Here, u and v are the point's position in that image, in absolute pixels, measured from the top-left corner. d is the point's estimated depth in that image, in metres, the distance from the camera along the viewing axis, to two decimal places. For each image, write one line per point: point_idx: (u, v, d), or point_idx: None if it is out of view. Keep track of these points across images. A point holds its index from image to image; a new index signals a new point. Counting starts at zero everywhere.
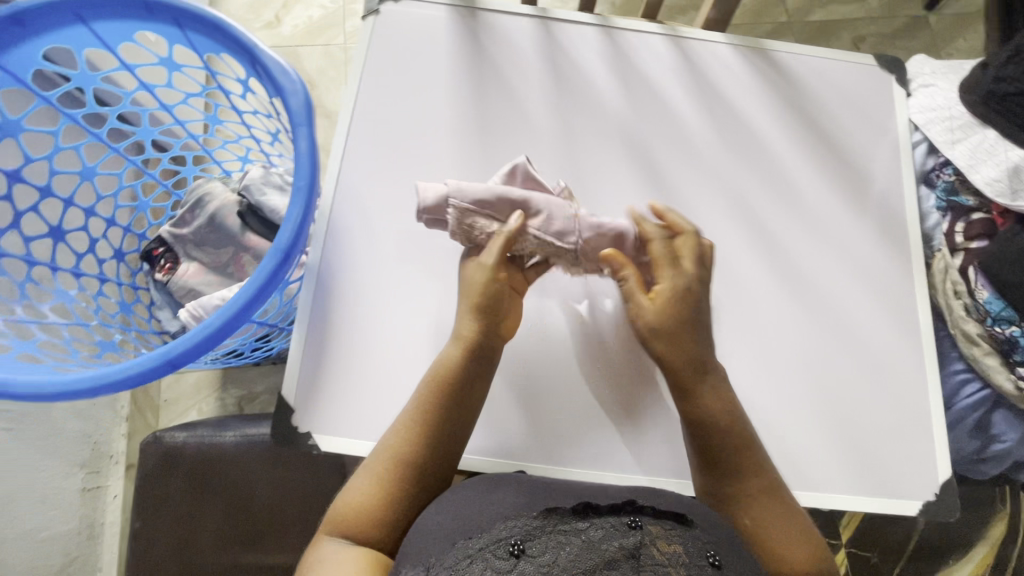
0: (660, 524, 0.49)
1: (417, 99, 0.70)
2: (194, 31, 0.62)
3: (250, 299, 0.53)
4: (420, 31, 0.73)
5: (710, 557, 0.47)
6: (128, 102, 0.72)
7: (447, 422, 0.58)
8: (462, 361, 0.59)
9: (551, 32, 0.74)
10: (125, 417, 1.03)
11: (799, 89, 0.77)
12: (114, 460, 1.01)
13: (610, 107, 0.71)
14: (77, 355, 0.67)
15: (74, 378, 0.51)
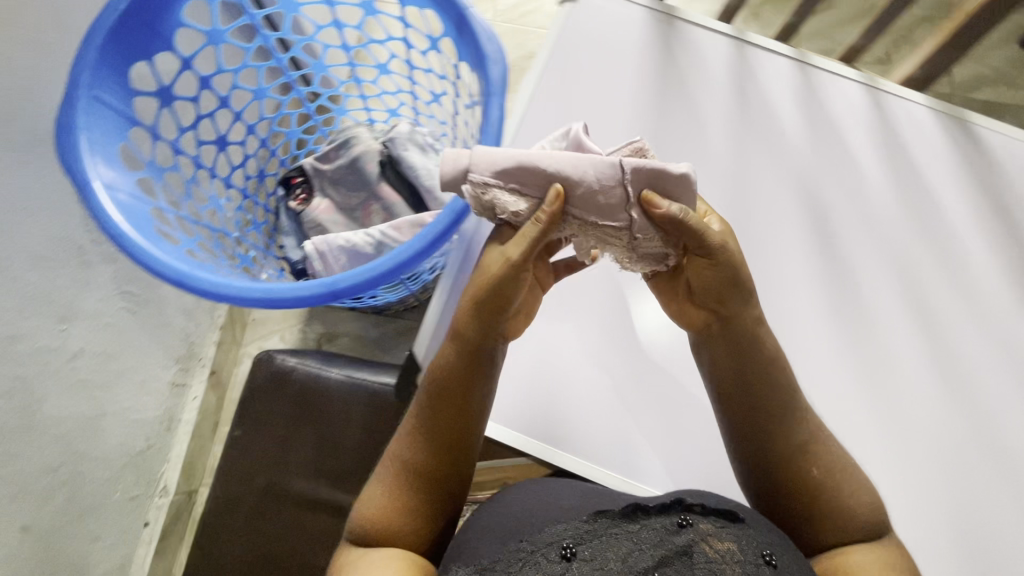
0: (710, 523, 0.47)
1: (598, 93, 0.69)
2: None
3: (417, 253, 0.54)
4: (614, 26, 0.72)
5: (764, 556, 0.44)
6: (319, 35, 0.74)
7: (451, 424, 0.51)
8: (462, 354, 0.51)
9: (744, 55, 0.72)
10: (219, 326, 1.07)
11: (997, 170, 0.71)
12: (201, 364, 1.05)
13: (791, 145, 0.69)
14: (223, 262, 0.70)
15: (247, 286, 0.53)
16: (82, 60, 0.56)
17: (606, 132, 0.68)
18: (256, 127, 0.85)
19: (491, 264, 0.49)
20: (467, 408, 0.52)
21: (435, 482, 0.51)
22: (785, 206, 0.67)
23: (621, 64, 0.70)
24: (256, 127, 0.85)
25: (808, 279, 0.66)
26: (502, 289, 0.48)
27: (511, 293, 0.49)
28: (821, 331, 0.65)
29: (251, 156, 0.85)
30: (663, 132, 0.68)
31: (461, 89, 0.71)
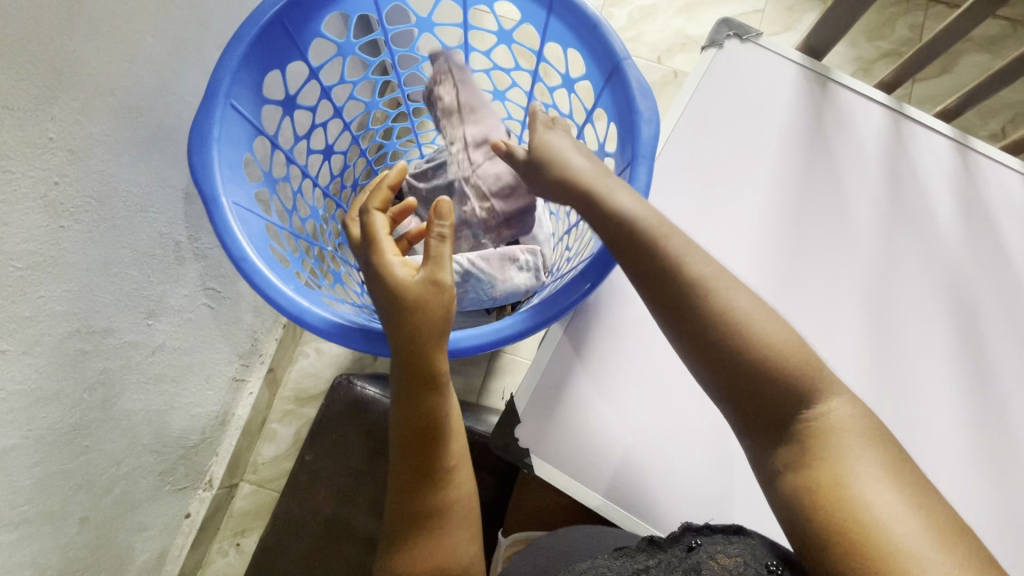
0: (720, 542, 0.45)
1: (738, 154, 0.65)
2: (565, 16, 0.59)
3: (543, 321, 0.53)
4: (762, 84, 0.67)
5: (768, 564, 0.41)
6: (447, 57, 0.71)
7: (423, 462, 0.48)
8: (407, 383, 0.48)
9: (900, 130, 0.66)
10: (283, 324, 1.05)
11: None
12: (261, 360, 1.03)
13: (943, 240, 0.63)
14: (322, 283, 0.68)
15: (370, 334, 0.53)
16: (223, 65, 0.54)
17: (744, 197, 0.63)
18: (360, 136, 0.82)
19: (395, 273, 0.49)
20: (427, 422, 0.48)
21: (433, 525, 0.48)
22: (933, 305, 0.61)
23: (767, 125, 0.65)
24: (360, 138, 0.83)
25: (954, 390, 0.60)
26: (424, 313, 0.47)
27: (429, 309, 0.47)
28: (963, 450, 0.58)
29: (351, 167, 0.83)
30: (804, 205, 0.63)
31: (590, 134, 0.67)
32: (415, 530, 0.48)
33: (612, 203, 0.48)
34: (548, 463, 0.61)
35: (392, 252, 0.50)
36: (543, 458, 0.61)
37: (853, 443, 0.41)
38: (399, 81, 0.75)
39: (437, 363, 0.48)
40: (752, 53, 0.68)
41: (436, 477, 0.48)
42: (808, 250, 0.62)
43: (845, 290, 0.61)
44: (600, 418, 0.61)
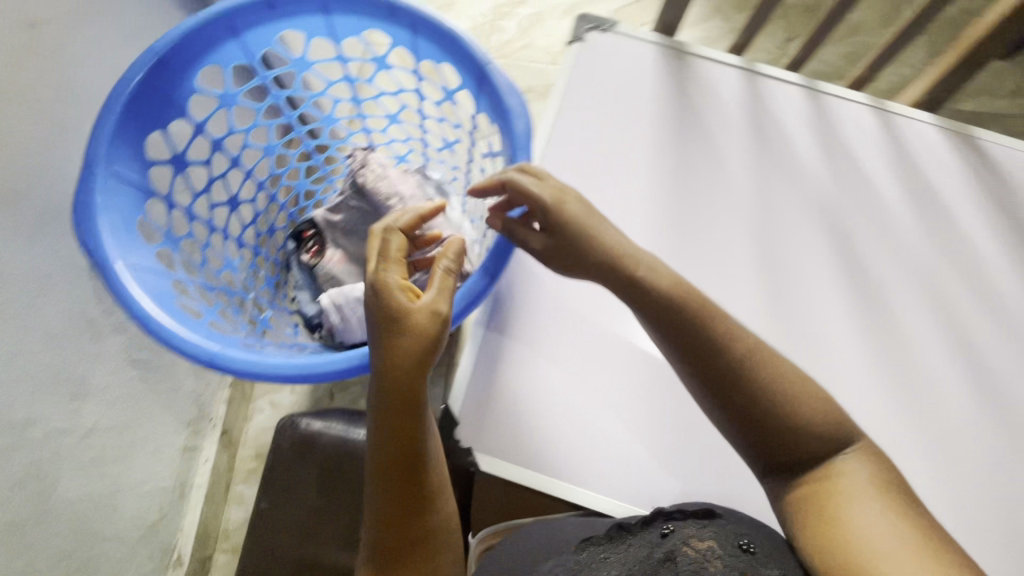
0: (694, 528, 0.48)
1: (617, 133, 0.69)
2: (428, 34, 0.63)
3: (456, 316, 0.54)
4: (626, 66, 0.72)
5: (739, 543, 0.45)
6: (330, 90, 0.74)
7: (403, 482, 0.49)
8: (388, 404, 0.48)
9: (756, 85, 0.72)
10: (228, 383, 1.03)
11: (1006, 184, 0.72)
12: (212, 424, 1.01)
13: (811, 175, 0.69)
14: (245, 329, 0.68)
15: (283, 364, 0.51)
16: (97, 133, 0.55)
17: (630, 171, 0.68)
18: (264, 181, 0.83)
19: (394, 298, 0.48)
20: (407, 445, 0.49)
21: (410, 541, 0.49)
22: (814, 235, 0.67)
23: (638, 102, 0.71)
24: (266, 182, 0.84)
25: (845, 306, 0.65)
26: (410, 339, 0.47)
27: (411, 335, 0.47)
28: (864, 359, 0.64)
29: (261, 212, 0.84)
30: (685, 167, 0.68)
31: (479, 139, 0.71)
32: (395, 547, 0.49)
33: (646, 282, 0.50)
34: (494, 457, 0.63)
35: (399, 278, 0.49)
36: (487, 453, 0.62)
37: (863, 480, 0.46)
38: (292, 121, 0.78)
39: (416, 389, 0.48)
40: (613, 41, 0.74)
41: (417, 497, 0.49)
42: (695, 207, 0.67)
43: (736, 236, 0.66)
44: (533, 401, 0.64)
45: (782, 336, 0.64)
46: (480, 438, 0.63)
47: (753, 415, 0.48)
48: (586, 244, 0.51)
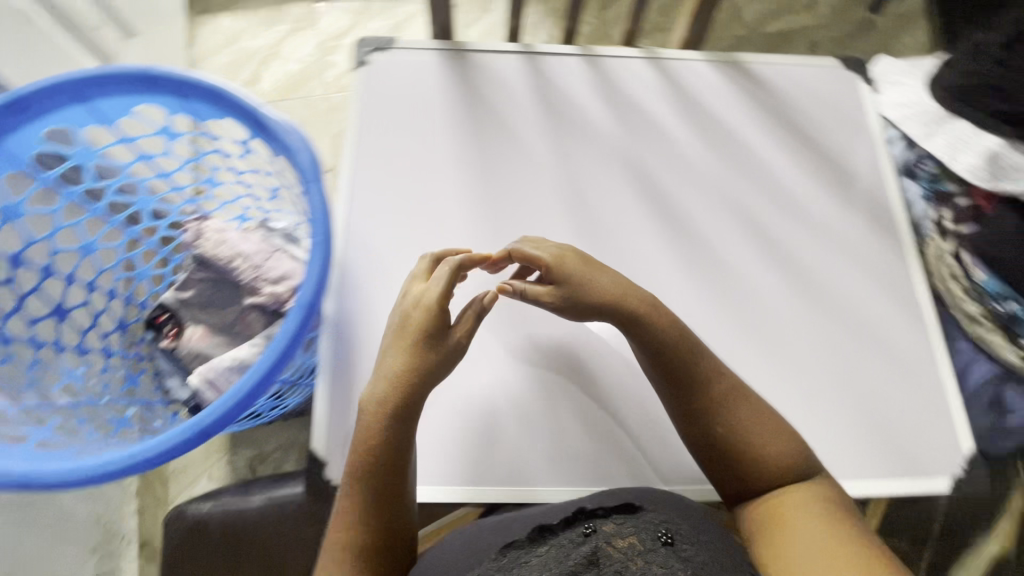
0: (614, 522, 0.50)
1: (418, 141, 0.72)
2: (193, 94, 0.64)
3: (277, 361, 0.54)
4: (413, 78, 0.76)
5: (660, 537, 0.48)
6: (125, 174, 0.73)
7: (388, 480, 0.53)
8: (387, 394, 0.54)
9: (535, 64, 0.77)
10: (134, 493, 0.99)
11: (774, 97, 0.80)
12: (127, 540, 0.96)
13: (603, 133, 0.74)
14: (92, 437, 0.67)
15: (107, 460, 0.51)
16: None
17: (439, 173, 0.71)
18: (94, 280, 0.80)
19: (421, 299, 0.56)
20: (396, 449, 0.53)
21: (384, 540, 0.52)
22: (618, 186, 0.72)
23: (432, 107, 0.74)
24: (98, 281, 0.81)
25: (661, 242, 0.70)
26: (419, 344, 0.55)
27: (429, 342, 0.55)
28: (687, 285, 0.69)
29: (102, 312, 0.81)
30: (488, 156, 0.72)
31: (287, 181, 0.72)
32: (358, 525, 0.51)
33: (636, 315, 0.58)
34: None
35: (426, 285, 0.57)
36: None
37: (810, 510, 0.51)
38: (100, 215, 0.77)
39: (415, 399, 0.54)
40: (395, 57, 0.76)
41: (393, 495, 0.53)
42: (505, 189, 0.70)
43: (549, 206, 0.70)
44: None
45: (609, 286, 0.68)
46: None
47: (730, 420, 0.55)
48: (581, 292, 0.59)
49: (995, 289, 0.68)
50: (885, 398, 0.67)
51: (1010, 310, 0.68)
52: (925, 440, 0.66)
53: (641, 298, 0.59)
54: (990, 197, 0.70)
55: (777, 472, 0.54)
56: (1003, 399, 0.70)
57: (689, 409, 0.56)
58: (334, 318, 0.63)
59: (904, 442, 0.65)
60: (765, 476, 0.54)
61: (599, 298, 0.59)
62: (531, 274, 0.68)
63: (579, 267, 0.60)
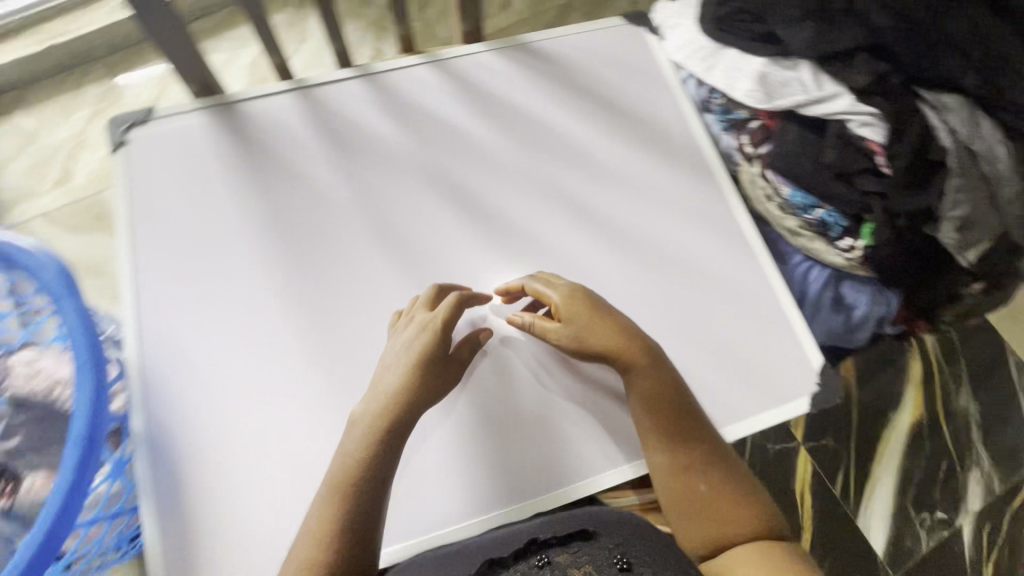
0: (565, 550, 0.53)
1: (199, 213, 0.66)
2: None
3: (58, 513, 0.48)
4: (181, 146, 0.69)
5: (614, 561, 0.51)
6: None
7: (361, 502, 0.53)
8: (379, 414, 0.57)
9: (311, 98, 0.73)
10: None
11: (565, 68, 0.79)
12: None
13: (398, 151, 0.71)
14: None
15: None
16: None
17: (231, 242, 0.65)
18: None
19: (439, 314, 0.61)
20: (379, 470, 0.55)
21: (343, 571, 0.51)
22: (425, 202, 0.69)
23: (206, 173, 0.68)
24: None
25: (481, 248, 0.68)
26: (416, 375, 0.58)
27: (428, 372, 0.59)
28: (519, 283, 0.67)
29: None
30: (281, 209, 0.67)
31: None
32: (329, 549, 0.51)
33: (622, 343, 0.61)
34: None
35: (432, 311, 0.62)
36: None
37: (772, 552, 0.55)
38: None
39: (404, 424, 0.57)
40: (155, 129, 0.70)
41: (366, 518, 0.53)
42: (307, 239, 0.66)
43: (357, 242, 0.67)
44: (243, 514, 0.57)
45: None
46: None
47: (703, 478, 0.58)
48: (588, 334, 0.62)
49: (803, 201, 0.69)
50: (733, 338, 0.67)
51: (819, 218, 0.68)
52: (779, 367, 0.67)
53: (632, 341, 0.61)
54: (771, 113, 0.69)
55: (739, 531, 0.56)
56: (841, 295, 0.73)
57: (680, 460, 0.59)
58: (145, 434, 0.58)
59: (760, 375, 0.66)
60: (727, 531, 0.56)
61: (594, 341, 0.62)
62: (355, 318, 0.64)
63: (590, 304, 0.63)
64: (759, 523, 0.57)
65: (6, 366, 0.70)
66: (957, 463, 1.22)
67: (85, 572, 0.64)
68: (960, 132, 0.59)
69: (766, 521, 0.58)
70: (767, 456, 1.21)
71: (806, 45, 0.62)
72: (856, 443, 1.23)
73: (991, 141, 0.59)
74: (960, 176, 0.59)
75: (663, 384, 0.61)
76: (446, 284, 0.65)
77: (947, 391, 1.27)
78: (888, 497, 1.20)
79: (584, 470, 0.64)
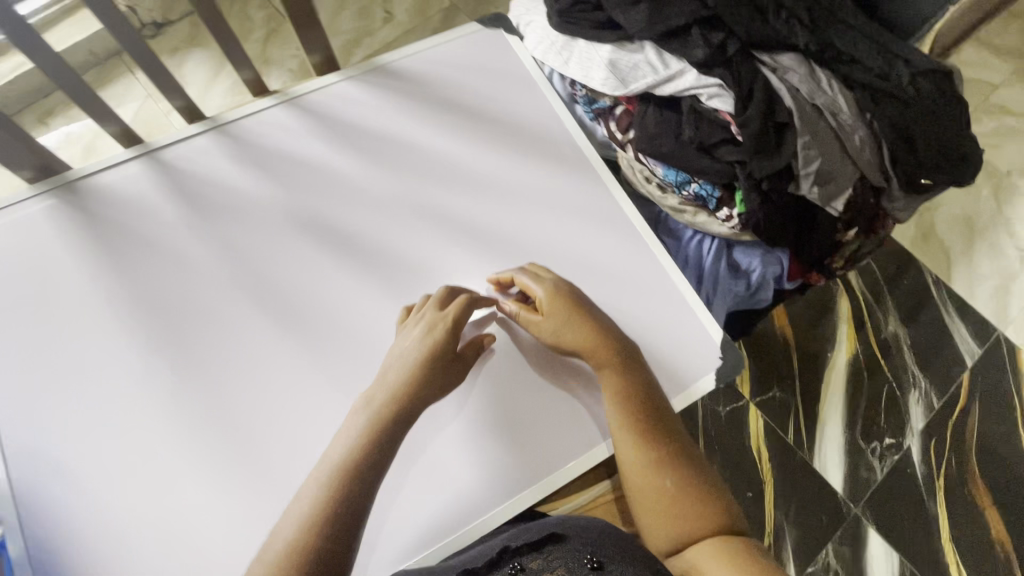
0: (539, 556, 0.54)
1: (56, 309, 0.62)
2: None
3: None
4: (22, 237, 0.65)
5: (586, 561, 0.52)
6: None
7: (354, 486, 0.52)
8: (381, 411, 0.56)
9: (161, 163, 0.69)
10: None
11: (428, 84, 0.77)
12: None
13: (263, 203, 0.69)
14: None
15: None
16: None
17: (95, 332, 0.62)
18: None
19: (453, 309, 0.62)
20: (373, 460, 0.53)
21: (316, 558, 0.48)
22: (299, 250, 0.67)
23: (55, 264, 0.64)
24: None
25: (364, 286, 0.66)
26: (422, 375, 0.58)
27: (433, 377, 0.59)
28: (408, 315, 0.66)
29: None
30: (146, 284, 0.64)
31: None
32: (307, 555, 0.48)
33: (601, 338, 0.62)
34: None
35: (439, 304, 0.62)
36: None
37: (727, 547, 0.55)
38: None
39: (398, 424, 0.56)
40: None
41: (354, 504, 0.51)
42: (178, 312, 0.63)
43: (233, 305, 0.64)
44: None
45: (323, 359, 0.63)
46: None
47: (674, 472, 0.58)
48: (562, 335, 0.62)
49: (676, 177, 0.68)
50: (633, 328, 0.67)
51: (695, 192, 0.68)
52: (681, 348, 0.67)
53: (609, 339, 0.62)
54: (630, 97, 0.68)
55: (704, 530, 0.56)
56: (734, 261, 0.75)
57: (657, 454, 0.58)
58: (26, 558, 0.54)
59: (665, 359, 0.67)
60: (693, 530, 0.56)
61: (578, 334, 0.62)
62: (239, 385, 0.61)
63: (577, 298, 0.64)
64: (722, 522, 0.56)
65: None
66: (896, 387, 1.27)
67: None
68: (801, 89, 0.61)
69: (730, 519, 0.57)
70: (719, 417, 1.23)
71: (641, 25, 0.63)
72: (800, 388, 1.27)
73: (832, 93, 0.61)
74: (809, 132, 0.60)
75: (639, 377, 0.62)
76: (457, 287, 0.65)
77: (876, 320, 1.32)
78: (838, 432, 1.24)
79: (567, 452, 0.63)
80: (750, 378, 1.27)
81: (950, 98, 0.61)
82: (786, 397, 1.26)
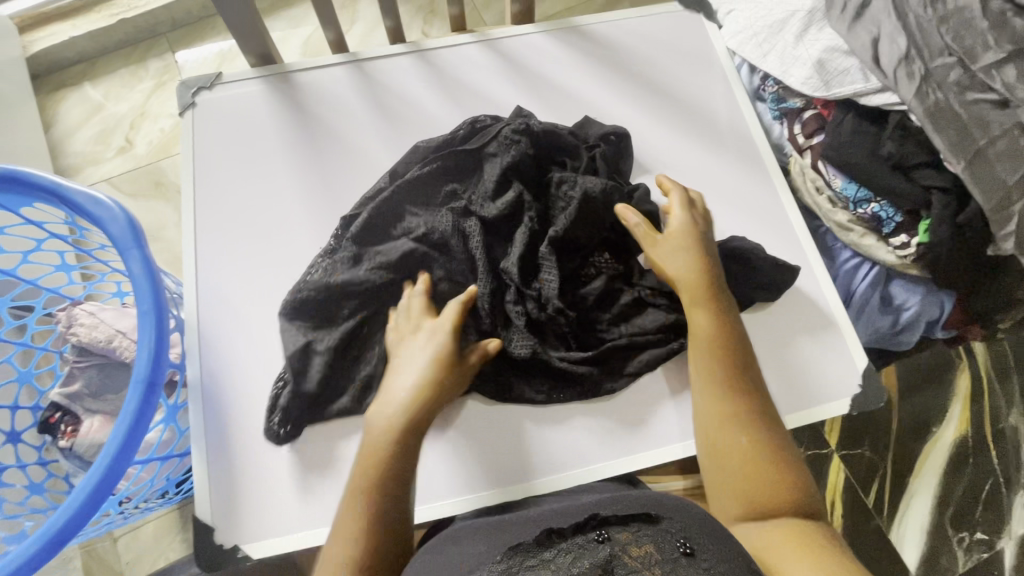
0: (628, 530, 0.47)
1: (258, 184, 0.70)
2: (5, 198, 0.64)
3: (125, 443, 0.53)
4: (242, 110, 0.74)
5: (679, 544, 0.45)
6: (9, 296, 0.76)
7: (390, 474, 0.53)
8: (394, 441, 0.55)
9: (364, 71, 0.75)
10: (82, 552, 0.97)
11: (618, 50, 0.78)
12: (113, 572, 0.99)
13: (444, 126, 0.74)
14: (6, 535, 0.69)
15: None
16: None
17: (285, 209, 0.69)
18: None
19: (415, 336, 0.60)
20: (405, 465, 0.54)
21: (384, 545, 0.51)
22: None
23: (264, 144, 0.72)
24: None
25: None
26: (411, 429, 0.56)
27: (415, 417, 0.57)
28: None
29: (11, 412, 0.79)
30: (331, 176, 0.71)
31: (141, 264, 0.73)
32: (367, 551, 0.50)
33: (667, 266, 0.63)
34: (270, 534, 0.59)
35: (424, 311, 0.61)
36: (252, 540, 0.59)
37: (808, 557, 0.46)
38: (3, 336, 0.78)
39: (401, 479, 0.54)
40: (219, 92, 0.74)
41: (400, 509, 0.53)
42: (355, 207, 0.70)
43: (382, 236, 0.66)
44: (297, 462, 0.61)
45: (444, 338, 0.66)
46: (241, 527, 0.59)
47: (756, 407, 0.57)
48: (677, 256, 0.63)
49: (856, 193, 0.67)
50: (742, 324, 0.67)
51: (873, 212, 0.67)
52: (818, 368, 0.66)
53: (715, 279, 0.62)
54: (826, 101, 0.69)
55: (761, 504, 0.51)
56: (890, 294, 0.72)
57: (749, 390, 0.58)
58: (203, 384, 0.63)
59: (803, 373, 0.66)
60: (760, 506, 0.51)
61: (694, 262, 0.62)
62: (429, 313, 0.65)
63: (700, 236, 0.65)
64: (791, 496, 0.51)
65: (74, 315, 0.83)
66: (1002, 482, 1.17)
67: (139, 511, 0.72)
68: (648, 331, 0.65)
69: (803, 497, 0.52)
70: (797, 459, 1.17)
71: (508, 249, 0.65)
72: (895, 452, 1.18)
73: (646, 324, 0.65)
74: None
75: (736, 318, 0.61)
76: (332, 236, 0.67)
77: (996, 407, 1.20)
78: (925, 508, 1.15)
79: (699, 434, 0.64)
80: (840, 427, 1.19)
81: (973, 251, 0.64)
82: (879, 453, 1.18)
